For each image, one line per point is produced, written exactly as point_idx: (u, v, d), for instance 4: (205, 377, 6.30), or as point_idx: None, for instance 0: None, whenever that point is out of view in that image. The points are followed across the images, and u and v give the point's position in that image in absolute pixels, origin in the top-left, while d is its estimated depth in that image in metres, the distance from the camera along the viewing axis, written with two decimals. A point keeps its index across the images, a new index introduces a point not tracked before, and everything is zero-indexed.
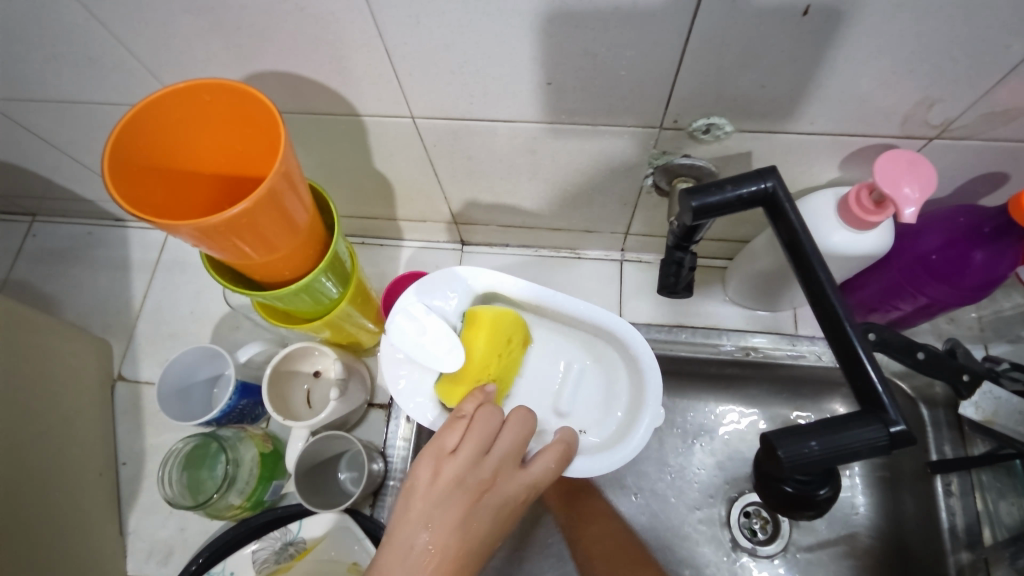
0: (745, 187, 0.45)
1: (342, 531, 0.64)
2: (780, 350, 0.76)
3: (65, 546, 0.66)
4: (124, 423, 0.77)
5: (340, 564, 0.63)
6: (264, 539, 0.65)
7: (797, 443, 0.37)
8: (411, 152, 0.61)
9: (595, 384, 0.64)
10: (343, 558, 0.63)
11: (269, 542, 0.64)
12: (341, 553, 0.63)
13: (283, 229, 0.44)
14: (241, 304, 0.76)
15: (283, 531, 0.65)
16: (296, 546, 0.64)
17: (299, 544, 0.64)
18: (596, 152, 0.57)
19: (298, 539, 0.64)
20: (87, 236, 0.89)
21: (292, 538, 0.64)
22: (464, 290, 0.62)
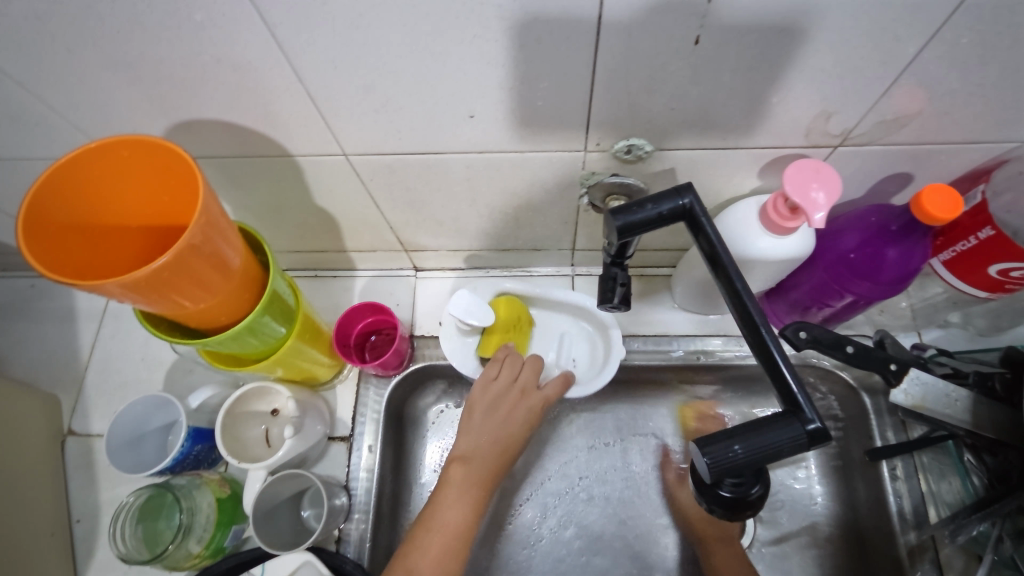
0: (664, 205, 0.47)
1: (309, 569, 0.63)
2: (730, 351, 0.79)
3: None
4: (77, 479, 0.75)
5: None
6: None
7: (722, 447, 0.38)
8: (349, 187, 0.61)
9: (580, 343, 0.74)
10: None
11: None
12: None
13: (216, 275, 0.44)
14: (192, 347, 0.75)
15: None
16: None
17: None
18: (530, 176, 0.59)
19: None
20: (31, 290, 0.87)
21: None
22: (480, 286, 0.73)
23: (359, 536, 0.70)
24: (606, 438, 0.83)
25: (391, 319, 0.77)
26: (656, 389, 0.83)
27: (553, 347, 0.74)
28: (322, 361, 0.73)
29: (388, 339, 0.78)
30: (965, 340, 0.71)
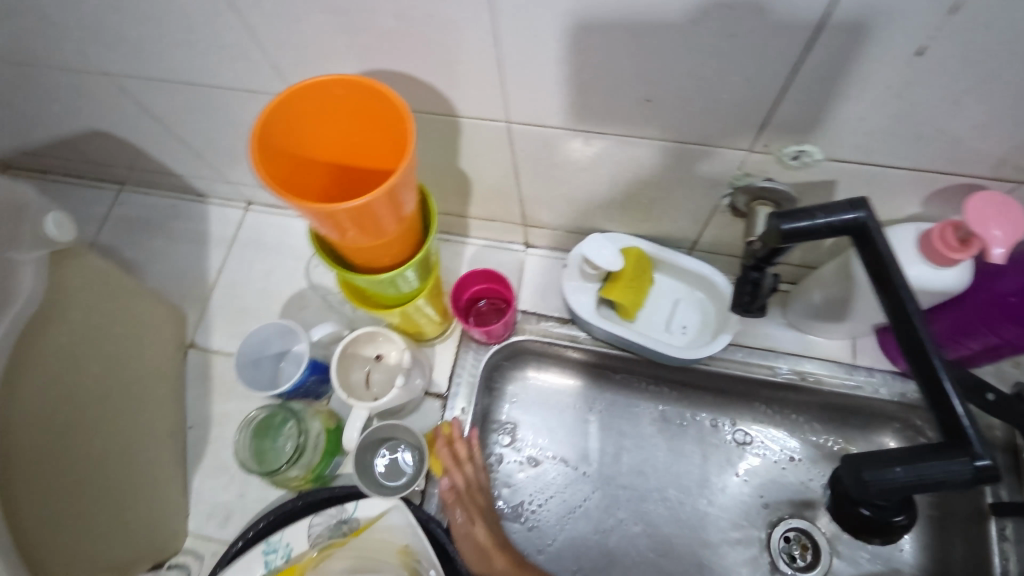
0: (837, 217, 0.46)
1: (397, 517, 0.66)
2: (836, 379, 0.76)
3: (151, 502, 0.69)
4: (194, 389, 0.81)
5: (391, 547, 0.66)
6: (320, 513, 0.68)
7: (883, 468, 0.38)
8: (498, 155, 0.63)
9: (691, 310, 0.76)
10: (393, 544, 0.66)
11: (325, 518, 0.67)
12: (393, 538, 0.67)
13: (391, 219, 0.47)
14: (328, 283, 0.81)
15: (339, 510, 0.68)
16: (350, 526, 0.67)
17: (352, 524, 0.67)
18: (680, 168, 0.59)
19: (351, 519, 0.67)
20: (171, 208, 0.94)
21: (348, 517, 0.67)
22: (614, 235, 0.75)
23: (444, 491, 0.73)
24: (687, 444, 0.84)
25: (504, 291, 0.79)
26: (744, 401, 0.84)
27: (666, 310, 0.76)
28: (433, 318, 0.75)
29: (494, 311, 0.80)
30: None
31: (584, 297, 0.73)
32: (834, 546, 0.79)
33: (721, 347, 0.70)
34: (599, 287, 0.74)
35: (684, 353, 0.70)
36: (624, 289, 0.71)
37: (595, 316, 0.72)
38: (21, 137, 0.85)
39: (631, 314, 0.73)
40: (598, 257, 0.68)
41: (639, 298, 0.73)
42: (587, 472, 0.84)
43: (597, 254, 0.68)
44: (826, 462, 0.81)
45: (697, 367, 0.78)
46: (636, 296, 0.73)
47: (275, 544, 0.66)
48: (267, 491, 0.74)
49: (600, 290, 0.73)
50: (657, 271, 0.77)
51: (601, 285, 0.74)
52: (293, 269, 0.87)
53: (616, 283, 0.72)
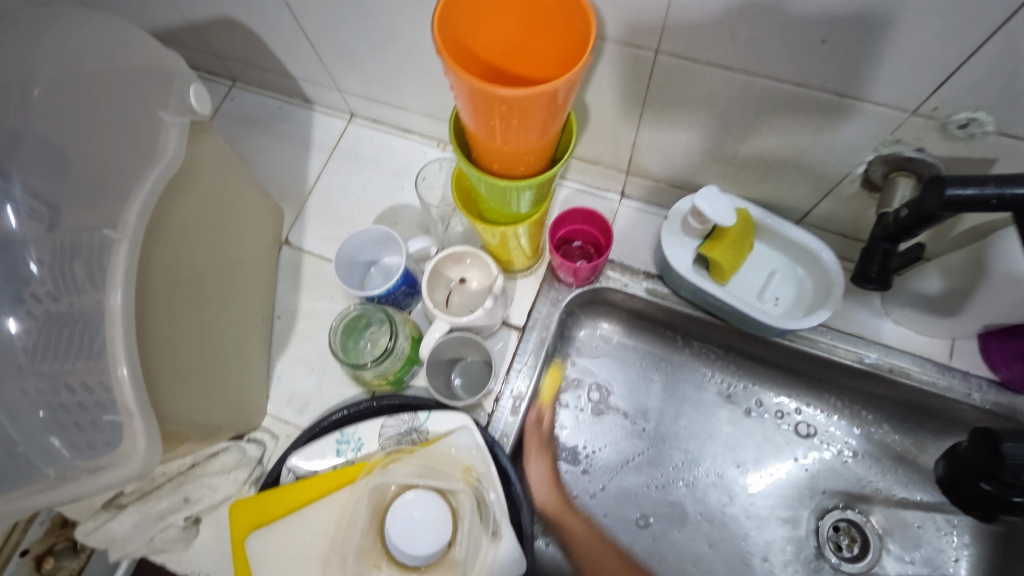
0: (1010, 188, 0.42)
1: (465, 438, 0.66)
2: (925, 377, 0.73)
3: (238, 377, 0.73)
4: (285, 283, 0.84)
5: (455, 466, 0.66)
6: (395, 416, 0.69)
7: None
8: (633, 88, 0.62)
9: (788, 284, 0.74)
10: (456, 464, 0.66)
11: (398, 423, 0.69)
12: (457, 458, 0.66)
13: (541, 126, 0.46)
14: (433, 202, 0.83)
15: (412, 418, 0.69)
16: (419, 436, 0.68)
17: (423, 434, 0.68)
18: (823, 126, 0.57)
19: (423, 430, 0.68)
20: (277, 110, 0.96)
21: (418, 427, 0.68)
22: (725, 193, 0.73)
23: (510, 415, 0.75)
24: (752, 420, 0.83)
25: (598, 234, 0.79)
26: (817, 387, 0.82)
27: (761, 279, 0.74)
28: (524, 250, 0.74)
29: (580, 253, 0.81)
30: None
31: (682, 252, 0.72)
32: (886, 543, 0.77)
33: (815, 322, 0.68)
34: (699, 243, 0.73)
35: (779, 322, 0.69)
36: (725, 248, 0.70)
37: (691, 270, 0.71)
38: (154, 17, 0.87)
39: (725, 276, 0.72)
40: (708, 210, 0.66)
41: (738, 261, 0.72)
42: (645, 429, 0.84)
43: (711, 206, 0.66)
44: (892, 461, 0.80)
45: (780, 341, 0.77)
46: (736, 258, 0.71)
47: (349, 437, 0.69)
48: (345, 387, 0.77)
49: (699, 246, 0.72)
50: (758, 237, 0.75)
51: (702, 241, 0.72)
52: (389, 184, 0.89)
53: (719, 242, 0.70)
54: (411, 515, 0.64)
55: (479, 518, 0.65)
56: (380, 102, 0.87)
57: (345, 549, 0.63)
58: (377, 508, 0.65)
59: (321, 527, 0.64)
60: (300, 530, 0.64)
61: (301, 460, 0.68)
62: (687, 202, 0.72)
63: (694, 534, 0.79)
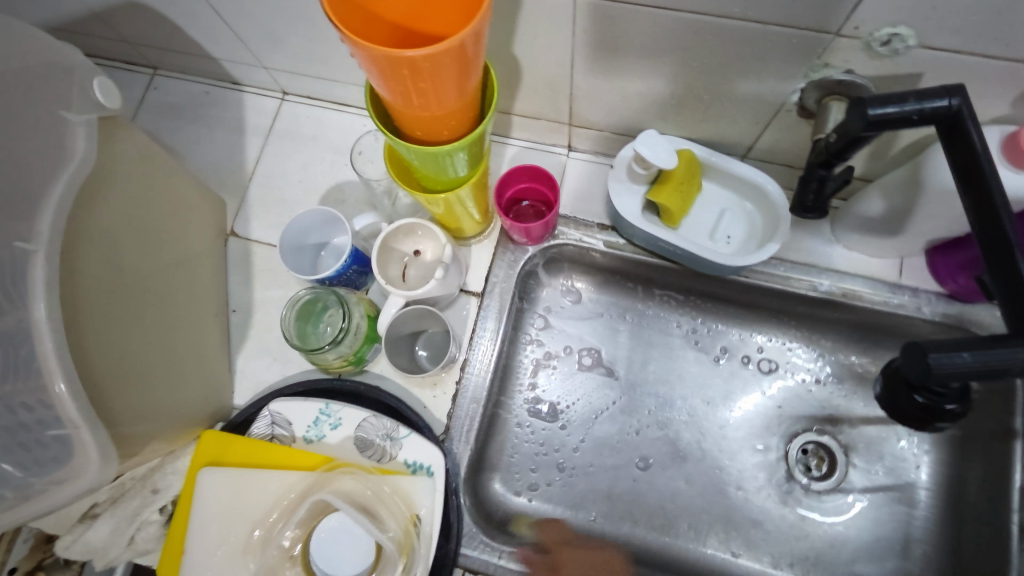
0: (928, 103, 0.43)
1: (426, 486, 0.67)
2: (877, 297, 0.75)
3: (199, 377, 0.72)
4: (236, 275, 0.82)
5: (405, 507, 0.66)
6: (379, 416, 0.71)
7: (947, 353, 0.38)
8: (557, 36, 0.60)
9: (738, 220, 0.74)
10: (406, 507, 0.66)
11: (380, 425, 0.70)
12: (410, 502, 0.67)
13: (456, 86, 0.45)
14: (373, 175, 0.81)
15: (393, 428, 0.70)
16: (392, 447, 0.69)
17: (393, 453, 0.69)
18: (752, 56, 0.56)
19: (397, 447, 0.69)
20: (204, 95, 0.91)
21: (396, 440, 0.70)
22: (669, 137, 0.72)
23: (478, 381, 0.75)
24: (717, 359, 0.85)
25: (546, 191, 0.77)
26: (777, 320, 0.83)
27: (711, 219, 0.74)
28: (473, 216, 0.73)
29: (533, 213, 0.80)
30: None
31: (630, 200, 0.72)
32: (851, 459, 0.81)
33: (764, 257, 0.69)
34: (646, 189, 0.72)
35: (731, 260, 0.69)
36: (673, 191, 0.69)
37: (639, 216, 0.70)
38: (54, 8, 0.81)
39: (676, 220, 0.72)
40: (650, 155, 0.66)
41: (687, 203, 0.72)
42: (620, 380, 0.85)
43: (651, 149, 0.65)
44: (852, 381, 0.82)
45: (735, 278, 0.78)
46: (683, 201, 0.71)
47: (332, 412, 0.71)
48: (311, 372, 0.77)
49: (647, 191, 0.71)
50: (705, 177, 0.75)
51: (649, 187, 0.72)
52: (330, 162, 0.86)
53: (665, 185, 0.70)
54: (337, 542, 0.66)
55: (401, 569, 0.64)
56: (310, 77, 0.84)
57: (267, 551, 0.66)
58: (315, 512, 0.67)
59: (257, 518, 0.67)
60: (236, 523, 0.67)
61: (280, 409, 0.71)
62: (630, 148, 0.71)
63: (672, 474, 0.82)
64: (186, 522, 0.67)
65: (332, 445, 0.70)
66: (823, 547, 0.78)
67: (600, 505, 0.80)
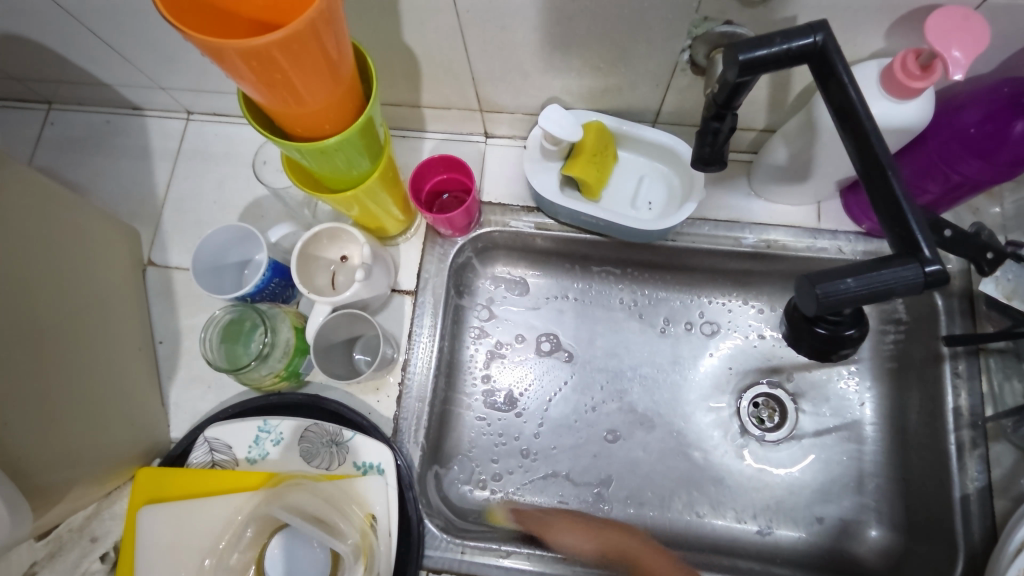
0: (795, 41, 0.44)
1: (378, 485, 0.66)
2: (802, 244, 0.76)
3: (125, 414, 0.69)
4: (158, 305, 0.79)
5: (359, 509, 0.65)
6: (321, 423, 0.69)
7: (834, 281, 0.38)
8: (443, 20, 0.59)
9: (658, 185, 0.75)
10: (360, 508, 0.65)
11: (323, 431, 0.68)
12: (363, 502, 0.66)
13: (323, 74, 0.43)
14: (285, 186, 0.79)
15: (336, 432, 0.68)
16: (339, 453, 0.68)
17: (341, 457, 0.68)
18: (635, 17, 0.56)
19: (344, 450, 0.68)
20: (105, 125, 0.88)
21: (342, 443, 0.68)
22: (576, 111, 0.72)
23: (421, 381, 0.74)
24: (660, 326, 0.85)
25: (465, 179, 0.76)
26: (713, 280, 0.84)
27: (631, 187, 0.75)
28: (393, 213, 0.72)
29: (456, 203, 0.79)
30: None
31: (547, 178, 0.71)
32: (800, 405, 0.82)
33: (684, 217, 0.69)
34: (562, 165, 0.72)
35: (653, 224, 0.70)
36: (586, 163, 0.69)
37: (557, 193, 0.70)
38: None
39: (596, 192, 0.72)
40: (556, 130, 0.66)
41: (603, 174, 0.72)
42: (573, 361, 0.84)
43: (556, 125, 0.65)
44: None
45: (664, 243, 0.78)
46: (599, 172, 0.71)
47: (272, 427, 0.69)
48: (248, 395, 0.74)
49: (562, 167, 0.71)
50: (620, 147, 0.75)
51: (564, 162, 0.72)
52: (245, 178, 0.83)
53: (579, 158, 0.70)
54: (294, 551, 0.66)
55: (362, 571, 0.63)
56: (211, 93, 0.81)
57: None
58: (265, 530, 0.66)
59: (206, 546, 0.65)
60: (186, 553, 0.64)
61: (217, 434, 0.69)
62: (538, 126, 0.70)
63: (630, 445, 0.82)
64: (131, 560, 0.64)
65: (276, 462, 0.68)
66: (782, 495, 0.79)
67: (563, 487, 0.80)
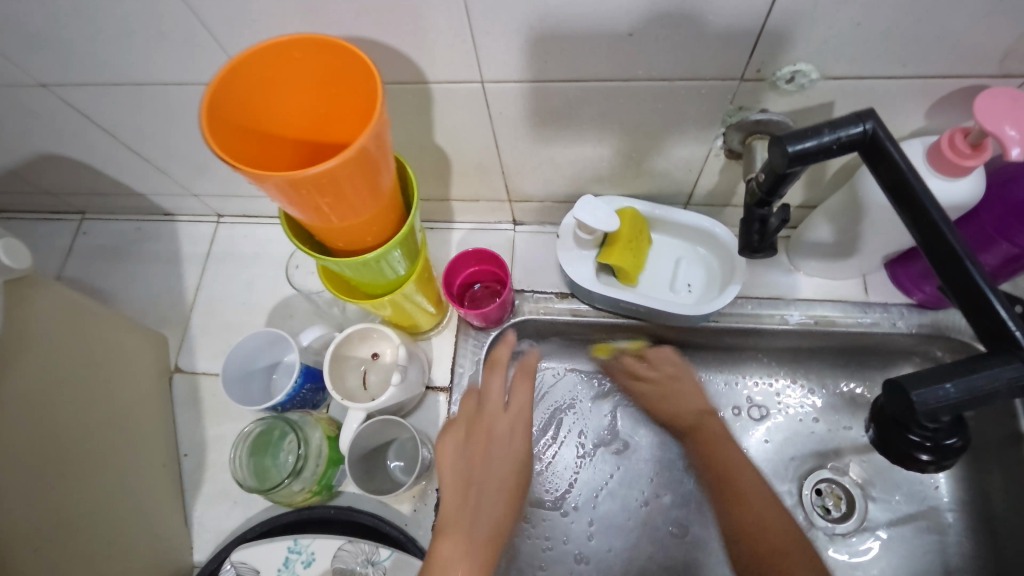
0: (844, 131, 0.43)
1: None
2: (850, 319, 0.73)
3: (142, 540, 0.65)
4: (184, 414, 0.77)
5: None
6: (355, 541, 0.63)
7: (930, 387, 0.35)
8: (476, 123, 0.60)
9: (696, 267, 0.73)
10: None
11: (357, 550, 0.63)
12: None
13: (369, 193, 0.43)
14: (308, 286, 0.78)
15: (372, 550, 0.63)
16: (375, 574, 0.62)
17: None
18: (668, 111, 0.56)
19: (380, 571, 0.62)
20: (136, 232, 0.89)
21: (378, 563, 0.62)
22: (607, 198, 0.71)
23: None
24: None
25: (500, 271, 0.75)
26: (759, 358, 0.80)
27: (669, 270, 0.73)
28: (427, 309, 0.70)
29: (489, 295, 0.77)
30: None
31: (582, 266, 0.70)
32: (868, 493, 0.76)
33: (728, 300, 0.67)
34: (597, 253, 0.71)
35: (695, 309, 0.67)
36: (623, 249, 0.68)
37: (593, 281, 0.68)
38: None
39: (632, 278, 0.70)
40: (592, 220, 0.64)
41: (640, 259, 0.70)
42: (622, 455, 0.79)
43: (591, 214, 0.64)
44: (849, 408, 0.79)
45: (705, 325, 0.76)
46: (636, 257, 0.69)
47: (302, 547, 0.63)
48: (276, 509, 0.70)
49: (597, 256, 0.70)
50: (653, 231, 0.74)
51: (598, 250, 0.70)
52: (273, 277, 0.83)
53: (614, 246, 0.68)
54: None
55: None
56: (241, 197, 0.82)
57: None
58: None
59: None
60: None
61: (244, 557, 0.63)
62: (570, 216, 0.70)
63: (686, 546, 0.75)
64: None
65: None
66: None
67: None
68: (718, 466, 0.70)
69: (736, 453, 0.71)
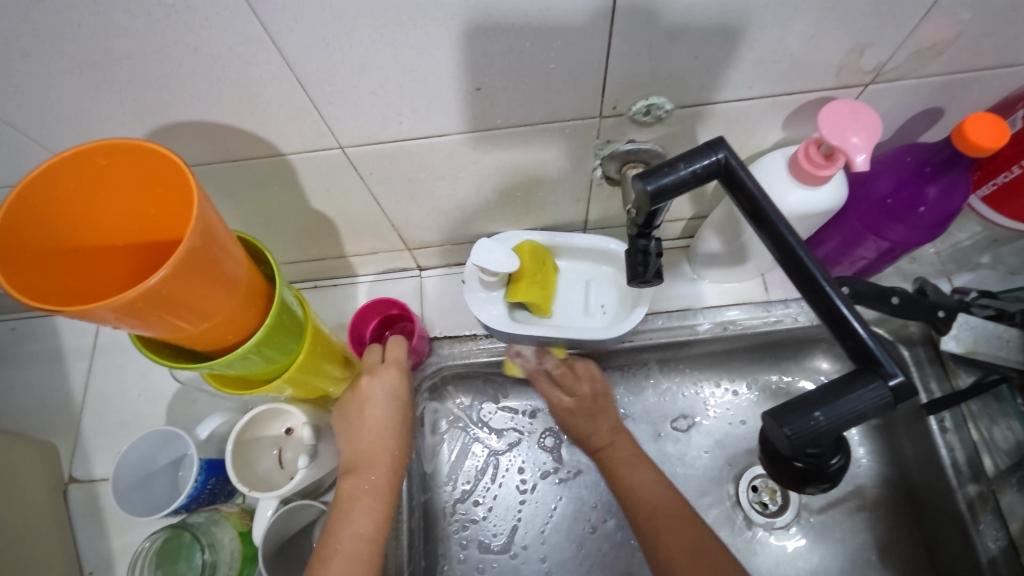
0: (697, 163, 0.43)
1: None
2: (756, 319, 0.75)
3: None
4: (85, 528, 0.70)
5: None
6: None
7: (801, 418, 0.36)
8: (348, 184, 0.57)
9: (603, 289, 0.72)
10: None
11: None
12: None
13: (216, 293, 0.40)
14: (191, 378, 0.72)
15: None
16: None
17: None
18: (539, 151, 0.55)
19: None
20: (10, 332, 0.81)
21: None
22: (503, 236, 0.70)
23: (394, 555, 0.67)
24: (639, 425, 0.80)
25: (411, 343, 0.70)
26: (680, 367, 0.81)
27: (580, 296, 0.72)
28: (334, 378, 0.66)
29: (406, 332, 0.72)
30: (997, 281, 0.67)
31: (490, 309, 0.69)
32: None
33: (637, 319, 0.67)
34: (501, 292, 0.69)
35: (606, 333, 0.67)
36: (526, 286, 0.67)
37: (501, 322, 0.67)
38: None
39: (543, 311, 0.69)
40: (487, 264, 0.63)
41: (547, 292, 0.69)
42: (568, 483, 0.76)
43: (485, 259, 0.63)
44: (771, 402, 0.80)
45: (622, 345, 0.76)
46: (542, 292, 0.68)
47: None
48: None
49: (504, 296, 0.69)
50: (556, 260, 0.74)
51: (503, 290, 0.69)
52: None
53: (518, 284, 0.67)
54: None
55: None
56: None
57: None
58: None
59: None
60: None
61: None
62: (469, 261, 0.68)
63: None
64: None
65: None
66: None
67: None
68: (642, 493, 0.62)
69: (653, 474, 0.64)
